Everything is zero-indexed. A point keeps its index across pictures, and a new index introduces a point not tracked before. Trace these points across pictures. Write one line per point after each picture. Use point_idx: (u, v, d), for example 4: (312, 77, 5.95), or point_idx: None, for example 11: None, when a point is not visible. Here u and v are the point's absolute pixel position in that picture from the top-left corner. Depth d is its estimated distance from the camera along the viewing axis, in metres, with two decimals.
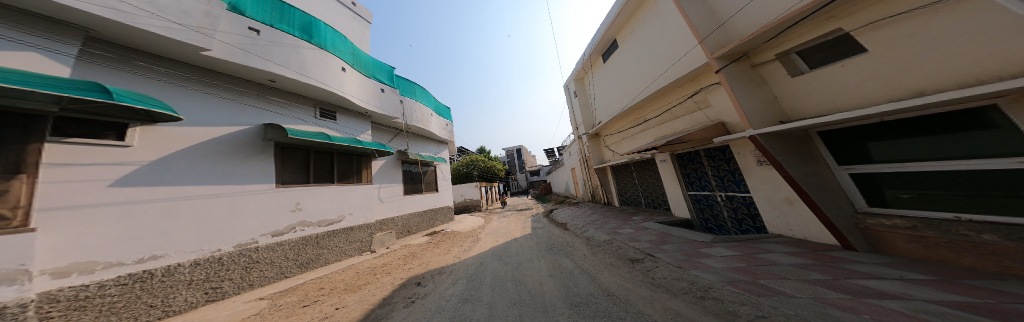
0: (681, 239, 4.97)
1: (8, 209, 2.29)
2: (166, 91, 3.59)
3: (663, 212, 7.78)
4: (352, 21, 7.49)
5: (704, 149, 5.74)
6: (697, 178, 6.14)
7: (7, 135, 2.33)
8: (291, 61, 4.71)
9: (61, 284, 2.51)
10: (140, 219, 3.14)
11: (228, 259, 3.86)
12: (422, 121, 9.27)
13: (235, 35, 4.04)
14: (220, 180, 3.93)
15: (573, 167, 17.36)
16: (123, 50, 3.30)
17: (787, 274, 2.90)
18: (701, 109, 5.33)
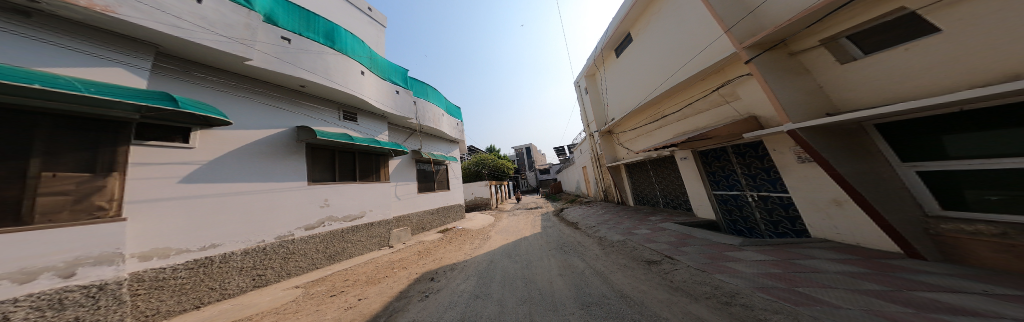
0: (704, 241, 4.66)
1: (103, 202, 2.79)
2: (220, 98, 4.12)
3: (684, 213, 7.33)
4: (368, 26, 7.94)
5: (731, 145, 5.34)
6: (723, 177, 5.72)
7: (99, 137, 2.87)
8: (316, 67, 5.12)
9: (146, 266, 3.08)
10: (202, 212, 3.62)
11: (268, 250, 4.30)
12: (433, 121, 9.65)
13: (271, 45, 4.50)
14: (262, 178, 4.41)
15: (584, 166, 16.97)
16: (181, 62, 3.80)
17: (832, 283, 2.61)
18: (728, 103, 4.96)
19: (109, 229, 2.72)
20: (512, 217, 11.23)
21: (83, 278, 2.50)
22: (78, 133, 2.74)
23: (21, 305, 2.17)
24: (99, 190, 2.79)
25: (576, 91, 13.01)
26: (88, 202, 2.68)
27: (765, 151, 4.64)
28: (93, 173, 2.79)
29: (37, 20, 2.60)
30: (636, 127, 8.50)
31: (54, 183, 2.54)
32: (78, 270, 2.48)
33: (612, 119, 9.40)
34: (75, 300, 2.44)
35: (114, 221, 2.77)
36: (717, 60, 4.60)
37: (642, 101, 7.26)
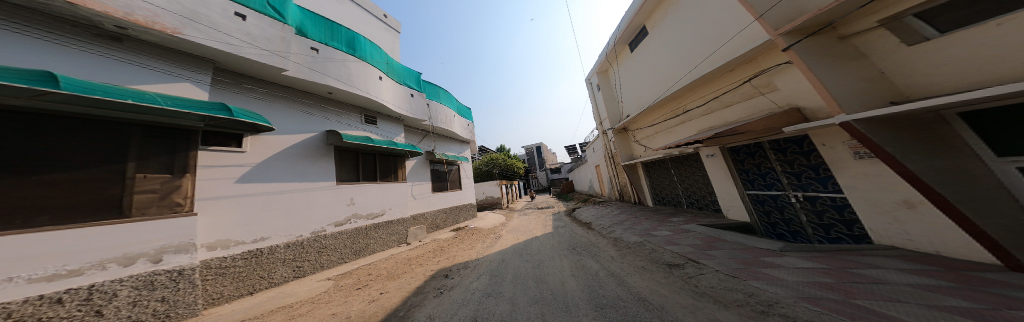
0: (736, 245, 4.24)
1: (180, 199, 3.33)
2: (263, 107, 4.67)
3: (712, 214, 6.74)
4: (384, 32, 8.55)
5: (767, 141, 4.85)
6: (760, 176, 5.17)
7: (178, 142, 3.44)
8: (341, 75, 5.61)
9: (213, 254, 3.61)
10: (253, 209, 4.11)
11: (303, 244, 4.73)
12: (445, 122, 10.05)
13: (302, 56, 5.00)
14: (298, 179, 4.89)
15: (597, 165, 16.45)
16: (234, 76, 4.36)
17: (899, 296, 2.24)
18: (764, 94, 4.49)
19: (185, 222, 3.26)
20: (524, 217, 11.23)
21: (167, 264, 3.06)
22: (161, 140, 3.30)
23: (125, 284, 2.73)
24: (176, 189, 3.32)
25: (588, 88, 12.69)
26: (169, 199, 3.23)
27: (810, 147, 4.11)
28: (172, 174, 3.35)
29: (126, 44, 3.20)
30: (654, 124, 8.09)
31: (144, 185, 3.07)
32: (163, 256, 3.05)
33: (628, 116, 9.03)
34: (162, 281, 2.99)
35: (189, 215, 3.31)
36: (748, 48, 4.21)
37: (661, 97, 6.88)
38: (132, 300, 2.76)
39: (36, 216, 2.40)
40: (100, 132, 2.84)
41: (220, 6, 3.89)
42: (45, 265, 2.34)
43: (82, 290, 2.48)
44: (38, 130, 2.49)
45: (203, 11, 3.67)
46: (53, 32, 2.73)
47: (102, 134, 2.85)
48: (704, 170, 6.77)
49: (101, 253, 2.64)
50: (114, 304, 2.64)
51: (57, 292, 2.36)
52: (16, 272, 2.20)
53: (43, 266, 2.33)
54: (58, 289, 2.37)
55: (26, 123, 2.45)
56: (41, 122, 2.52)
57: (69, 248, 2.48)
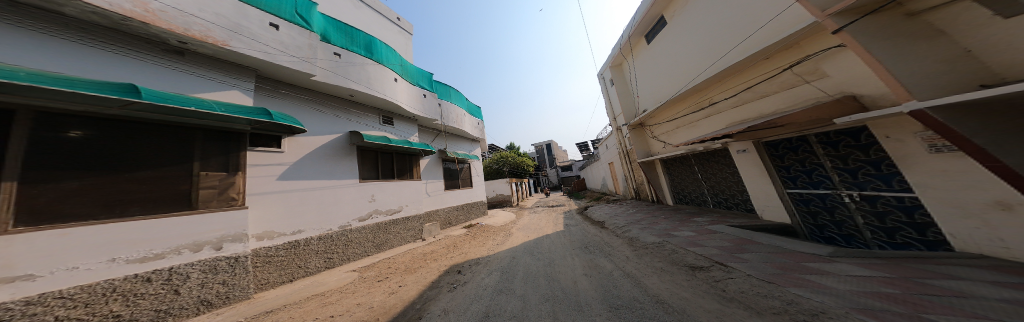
0: (771, 247, 3.78)
1: (235, 195, 3.80)
2: (295, 111, 5.17)
3: (743, 214, 6.12)
4: (398, 34, 9.04)
5: (814, 134, 4.27)
6: (805, 173, 4.57)
7: (230, 144, 3.89)
8: (360, 78, 5.92)
9: (261, 244, 4.11)
10: (290, 203, 4.58)
11: (331, 237, 5.14)
12: (456, 121, 10.33)
13: (327, 61, 5.32)
14: (327, 177, 5.35)
15: (610, 161, 15.85)
16: (273, 82, 4.87)
17: (986, 312, 1.85)
18: (808, 82, 3.97)
19: (238, 214, 3.73)
20: (535, 215, 11.17)
21: (227, 251, 3.58)
22: (217, 142, 3.77)
23: (195, 268, 3.25)
24: (232, 186, 3.80)
25: (601, 83, 12.28)
26: (227, 194, 3.73)
27: (870, 140, 3.50)
28: (228, 172, 3.82)
29: (188, 57, 3.66)
30: (674, 118, 7.62)
31: (207, 182, 3.56)
32: (223, 244, 3.56)
33: (644, 111, 8.61)
34: (223, 267, 3.50)
35: (241, 208, 3.78)
36: (786, 35, 3.78)
37: (684, 89, 6.43)
38: (201, 282, 3.29)
39: (127, 207, 2.92)
40: (170, 136, 3.34)
41: (258, 17, 4.26)
42: (137, 249, 2.88)
43: (163, 271, 3.02)
44: (128, 135, 3.02)
45: (245, 23, 4.07)
46: (131, 49, 3.19)
47: (171, 138, 3.35)
48: (734, 168, 6.14)
49: (176, 240, 3.16)
50: (188, 283, 3.18)
51: (147, 272, 2.91)
52: (118, 253, 2.76)
53: (136, 250, 2.87)
54: (148, 270, 2.92)
55: (116, 128, 2.96)
56: (128, 128, 3.03)
57: (153, 236, 3.00)
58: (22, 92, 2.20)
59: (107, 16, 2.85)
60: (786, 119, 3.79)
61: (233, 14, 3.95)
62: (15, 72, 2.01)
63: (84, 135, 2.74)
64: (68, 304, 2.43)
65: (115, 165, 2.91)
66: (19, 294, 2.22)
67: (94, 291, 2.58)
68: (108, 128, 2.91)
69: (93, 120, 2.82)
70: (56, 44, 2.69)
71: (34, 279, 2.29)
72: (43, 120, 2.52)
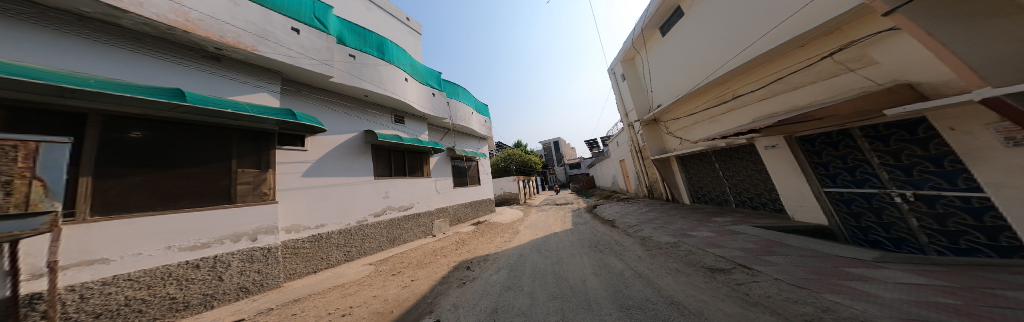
0: (806, 248, 3.38)
1: (266, 190, 4.17)
2: (318, 111, 5.44)
3: (770, 214, 5.61)
4: (407, 34, 9.34)
5: (858, 127, 3.75)
6: (847, 170, 4.04)
7: (260, 143, 4.25)
8: (374, 78, 6.11)
9: (290, 237, 4.48)
10: (313, 199, 4.92)
11: (348, 231, 5.44)
12: (465, 119, 10.51)
13: (344, 63, 5.50)
14: (347, 174, 5.67)
15: (622, 159, 15.35)
16: (297, 85, 5.12)
17: None
18: (853, 70, 3.54)
19: (270, 208, 4.09)
20: (542, 213, 11.06)
21: (262, 242, 3.95)
22: (250, 142, 4.13)
23: (235, 256, 3.63)
24: (264, 182, 4.16)
25: (612, 78, 11.92)
26: (260, 189, 4.10)
27: (929, 133, 2.97)
28: (260, 169, 4.19)
29: (224, 63, 3.95)
30: (693, 112, 7.18)
31: (242, 178, 3.93)
32: (258, 236, 3.93)
33: (658, 106, 8.24)
34: (258, 256, 3.87)
35: (271, 202, 4.14)
36: (825, 19, 3.39)
37: (704, 81, 6.02)
38: (241, 269, 3.66)
39: (178, 201, 3.31)
40: (210, 135, 3.71)
41: (281, 23, 4.50)
42: (189, 238, 3.29)
43: (209, 259, 3.40)
44: (177, 136, 3.40)
45: (269, 29, 4.33)
46: (176, 56, 3.51)
47: (213, 138, 3.72)
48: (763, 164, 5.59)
49: (220, 231, 3.54)
50: (230, 270, 3.56)
51: (195, 260, 3.29)
52: (172, 241, 3.15)
53: (187, 239, 3.27)
54: (196, 257, 3.31)
55: (166, 128, 3.33)
56: (176, 129, 3.41)
57: (200, 227, 3.38)
58: (90, 98, 2.53)
59: (155, 26, 3.17)
60: (823, 113, 3.39)
61: (260, 20, 4.20)
62: (86, 79, 2.36)
63: (142, 136, 3.12)
64: (135, 285, 2.84)
65: (169, 163, 3.30)
66: (97, 275, 2.62)
67: (157, 274, 2.99)
68: (159, 128, 3.28)
69: (148, 122, 3.20)
70: (120, 54, 3.07)
71: (107, 262, 2.69)
72: (110, 122, 2.89)
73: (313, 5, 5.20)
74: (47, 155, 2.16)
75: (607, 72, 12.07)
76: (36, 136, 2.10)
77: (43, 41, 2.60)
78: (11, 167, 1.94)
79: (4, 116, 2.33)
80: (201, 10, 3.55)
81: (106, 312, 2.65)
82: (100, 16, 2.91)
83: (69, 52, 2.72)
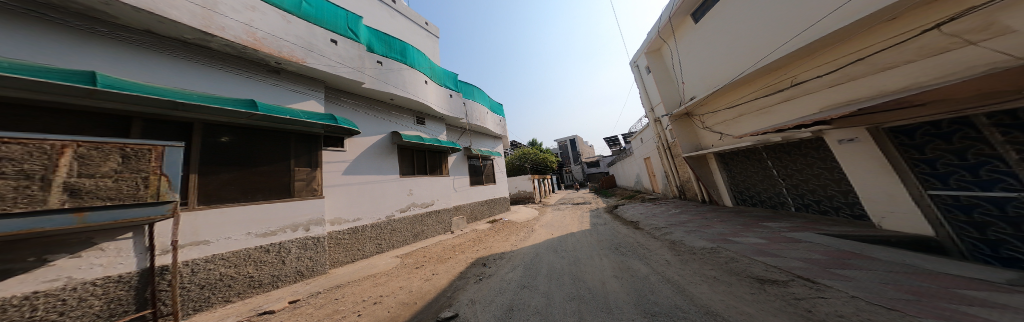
0: (898, 256, 2.56)
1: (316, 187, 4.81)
2: (354, 116, 6.04)
3: (845, 220, 4.54)
4: (426, 38, 10.09)
5: (985, 113, 2.74)
6: (966, 168, 2.98)
7: (312, 146, 4.91)
8: (398, 82, 6.58)
9: (334, 228, 5.13)
10: (351, 194, 5.55)
11: (378, 226, 6.01)
12: (480, 119, 10.87)
13: (374, 69, 6.00)
14: (379, 173, 6.28)
15: (647, 157, 14.26)
16: (336, 92, 5.72)
17: None
18: (977, 42, 2.68)
19: (317, 202, 4.77)
20: (556, 212, 10.87)
21: (313, 232, 4.62)
22: (305, 144, 4.82)
23: (294, 243, 4.33)
24: (314, 180, 4.82)
25: (634, 72, 11.17)
26: (312, 185, 4.78)
27: None
28: (311, 167, 4.86)
29: (282, 75, 4.56)
30: (739, 102, 6.22)
31: (299, 175, 4.64)
32: (310, 226, 4.60)
33: (693, 99, 7.41)
34: (310, 244, 4.54)
35: (319, 198, 4.80)
36: None
37: (752, 68, 5.18)
38: (297, 255, 4.34)
39: (255, 194, 4.05)
40: (276, 138, 4.41)
41: (322, 35, 5.01)
42: (261, 226, 3.99)
43: (275, 244, 4.11)
44: (253, 139, 4.12)
45: (315, 42, 4.86)
46: (248, 71, 4.13)
47: (278, 141, 4.44)
48: (836, 162, 4.47)
49: (282, 221, 4.23)
50: (290, 256, 4.24)
51: (264, 245, 3.99)
52: (251, 229, 3.88)
53: (260, 227, 3.98)
54: (266, 243, 4.01)
55: (246, 132, 4.06)
56: (252, 133, 4.12)
57: (268, 216, 4.08)
58: (194, 109, 3.22)
59: (234, 47, 3.80)
60: (930, 96, 2.61)
61: (306, 35, 4.74)
62: (192, 95, 3.09)
63: (229, 140, 3.85)
64: (226, 264, 3.55)
65: (249, 163, 4.04)
66: (202, 254, 3.38)
67: (240, 254, 3.72)
68: (240, 132, 4.00)
69: (233, 128, 3.93)
70: (212, 73, 3.74)
71: (209, 244, 3.44)
72: (206, 128, 3.62)
73: (346, 16, 5.66)
74: (169, 157, 2.83)
75: (629, 65, 11.37)
76: (161, 142, 2.81)
77: (158, 64, 3.30)
78: (147, 166, 2.66)
79: (145, 126, 3.12)
80: (264, 29, 4.14)
81: (208, 283, 3.37)
82: (198, 41, 3.58)
83: (176, 71, 3.42)
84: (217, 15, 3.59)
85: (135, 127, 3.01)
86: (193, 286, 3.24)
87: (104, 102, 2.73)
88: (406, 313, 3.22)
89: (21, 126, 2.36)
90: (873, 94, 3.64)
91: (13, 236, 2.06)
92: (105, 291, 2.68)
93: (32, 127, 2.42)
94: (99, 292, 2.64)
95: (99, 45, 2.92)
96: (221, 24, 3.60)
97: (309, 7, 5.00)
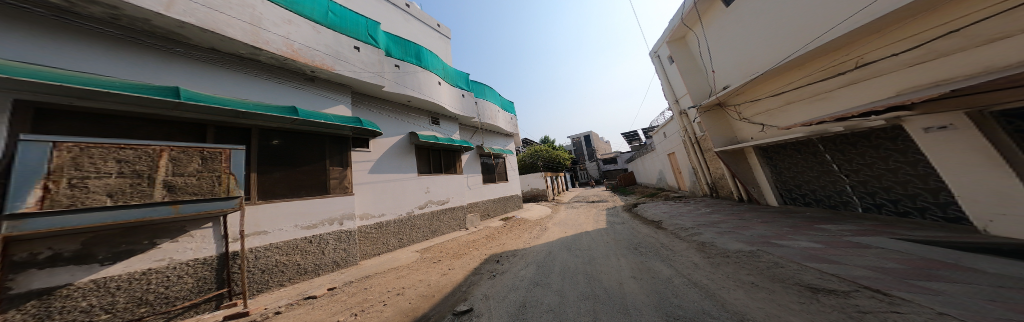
0: (1016, 267, 1.96)
1: (346, 185, 5.33)
2: (377, 118, 6.58)
3: (934, 224, 3.65)
4: (438, 40, 10.63)
5: None
6: None
7: (344, 148, 5.44)
8: (414, 85, 7.02)
9: (363, 223, 5.62)
10: (376, 191, 6.03)
11: (400, 221, 6.44)
12: (492, 118, 11.09)
13: (392, 73, 6.46)
14: (400, 171, 6.73)
15: (671, 152, 13.21)
16: (361, 96, 6.27)
17: None
18: None
19: (348, 198, 5.26)
20: (571, 210, 10.61)
21: (346, 225, 5.11)
22: (338, 145, 5.34)
23: (331, 236, 4.84)
24: (345, 178, 5.34)
25: (654, 63, 10.44)
26: (344, 183, 5.30)
27: None
28: (343, 167, 5.38)
29: (316, 82, 5.14)
30: (785, 88, 5.41)
31: (333, 174, 5.17)
32: (344, 221, 5.10)
33: (728, 87, 6.62)
34: (343, 237, 5.01)
35: (349, 194, 5.30)
36: None
37: (804, 49, 4.44)
38: (333, 246, 4.83)
39: (300, 191, 4.62)
40: (315, 141, 4.97)
41: (346, 43, 5.50)
42: (304, 220, 4.51)
43: (316, 236, 4.62)
44: (296, 142, 4.69)
45: (341, 50, 5.36)
46: (289, 80, 4.73)
47: (317, 143, 4.99)
48: (920, 153, 3.63)
49: (320, 215, 4.75)
50: (329, 247, 4.76)
51: (307, 237, 4.51)
52: (298, 221, 4.43)
53: (303, 220, 4.50)
54: (309, 234, 4.54)
55: (291, 136, 4.64)
56: (296, 136, 4.70)
57: (309, 210, 4.61)
58: (250, 117, 3.79)
59: (278, 58, 4.37)
60: None
61: (334, 43, 5.24)
62: (249, 105, 3.68)
63: (278, 143, 4.44)
64: (278, 251, 4.09)
65: (295, 163, 4.64)
66: (263, 242, 3.97)
67: (289, 243, 4.25)
68: (288, 136, 4.59)
69: (281, 132, 4.52)
70: (262, 84, 4.35)
71: (266, 234, 4.01)
72: (261, 133, 4.23)
73: (366, 23, 6.16)
74: (234, 158, 3.37)
75: (650, 56, 10.64)
76: (229, 145, 3.36)
77: (221, 76, 3.91)
78: (219, 166, 3.21)
79: (217, 132, 3.77)
80: (299, 41, 4.68)
81: (266, 268, 3.93)
82: (250, 55, 4.17)
83: (235, 83, 4.03)
84: (263, 30, 4.15)
85: (208, 133, 3.66)
86: (256, 269, 3.82)
87: (185, 113, 3.36)
88: (425, 304, 3.38)
89: (130, 134, 3.04)
90: (974, 65, 2.87)
91: (140, 222, 2.69)
92: (195, 271, 3.25)
93: (140, 135, 3.11)
94: (191, 272, 3.21)
95: (179, 63, 3.54)
96: (266, 38, 4.16)
97: (334, 17, 5.50)
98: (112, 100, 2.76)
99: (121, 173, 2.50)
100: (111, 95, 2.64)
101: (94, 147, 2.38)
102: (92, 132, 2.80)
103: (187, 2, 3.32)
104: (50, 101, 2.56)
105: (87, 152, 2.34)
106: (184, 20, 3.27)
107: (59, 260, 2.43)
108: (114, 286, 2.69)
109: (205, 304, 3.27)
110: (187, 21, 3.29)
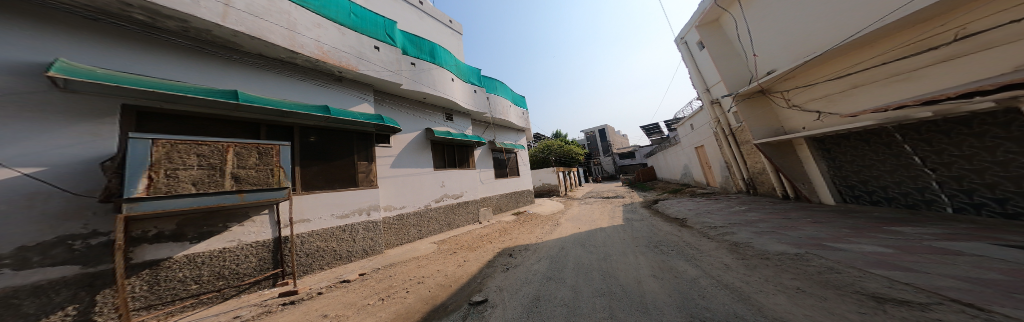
0: None
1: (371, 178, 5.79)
2: (395, 114, 7.02)
3: None
4: (451, 36, 11.01)
5: None
6: None
7: (369, 144, 5.93)
8: (429, 81, 7.38)
9: (386, 213, 6.07)
10: (397, 184, 6.46)
11: (419, 213, 6.84)
12: (503, 113, 11.21)
13: (408, 70, 6.88)
14: (419, 166, 7.14)
15: (700, 146, 12.04)
16: (381, 94, 6.75)
17: None
18: None
19: (374, 191, 5.71)
20: (585, 206, 10.27)
21: (373, 216, 5.56)
22: (365, 141, 5.81)
23: (360, 225, 5.30)
24: (371, 172, 5.80)
25: (681, 49, 9.60)
26: (370, 177, 5.77)
27: None
28: (369, 161, 5.86)
29: (343, 82, 5.66)
30: (852, 69, 4.55)
31: (362, 168, 5.65)
32: (371, 211, 5.55)
33: (773, 72, 5.79)
34: (369, 226, 5.45)
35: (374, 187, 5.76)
36: None
37: (876, 25, 3.70)
38: (362, 235, 5.29)
39: (335, 183, 5.13)
40: (346, 138, 5.45)
41: (367, 43, 5.97)
42: (338, 210, 5.01)
43: (348, 225, 5.10)
44: (330, 139, 5.20)
45: (364, 51, 5.84)
46: (320, 80, 5.30)
47: (346, 139, 5.47)
48: None
49: (351, 206, 5.23)
50: (359, 235, 5.22)
51: (341, 225, 5.00)
52: (334, 211, 4.93)
53: (338, 211, 5.00)
54: (342, 223, 5.03)
55: (326, 133, 5.16)
56: (330, 133, 5.22)
57: (342, 201, 5.10)
58: (292, 115, 4.32)
59: (311, 60, 4.91)
60: None
61: (356, 44, 5.72)
62: (294, 106, 4.21)
63: (315, 139, 4.97)
64: (318, 237, 4.60)
65: (331, 159, 5.17)
66: (307, 229, 4.49)
67: (326, 231, 4.75)
68: (323, 134, 5.12)
69: (318, 130, 5.05)
70: (298, 86, 4.93)
71: (309, 222, 4.53)
72: (301, 130, 4.77)
73: (384, 23, 6.61)
74: (283, 153, 3.84)
75: (675, 42, 9.80)
76: (279, 142, 3.84)
77: (267, 79, 4.52)
78: (272, 160, 3.69)
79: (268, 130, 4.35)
80: (328, 43, 5.20)
81: (310, 252, 4.45)
82: (289, 59, 4.74)
83: (278, 84, 4.64)
84: (297, 34, 4.68)
85: (261, 131, 4.24)
86: (302, 253, 4.34)
87: (242, 113, 3.94)
88: (443, 293, 3.53)
89: (203, 132, 3.67)
90: None
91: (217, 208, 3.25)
92: (256, 252, 3.78)
93: (210, 133, 3.73)
94: (253, 252, 3.74)
95: (235, 68, 4.18)
96: (301, 42, 4.70)
97: (356, 18, 5.98)
98: (191, 103, 3.37)
99: (201, 166, 3.02)
100: (191, 99, 3.22)
101: (181, 144, 2.91)
102: (176, 131, 3.44)
103: (237, 12, 3.89)
104: (148, 104, 3.20)
105: (178, 149, 2.87)
106: (236, 28, 3.83)
107: (161, 237, 3.03)
108: (201, 260, 3.26)
109: (265, 281, 3.81)
110: (239, 30, 3.86)
